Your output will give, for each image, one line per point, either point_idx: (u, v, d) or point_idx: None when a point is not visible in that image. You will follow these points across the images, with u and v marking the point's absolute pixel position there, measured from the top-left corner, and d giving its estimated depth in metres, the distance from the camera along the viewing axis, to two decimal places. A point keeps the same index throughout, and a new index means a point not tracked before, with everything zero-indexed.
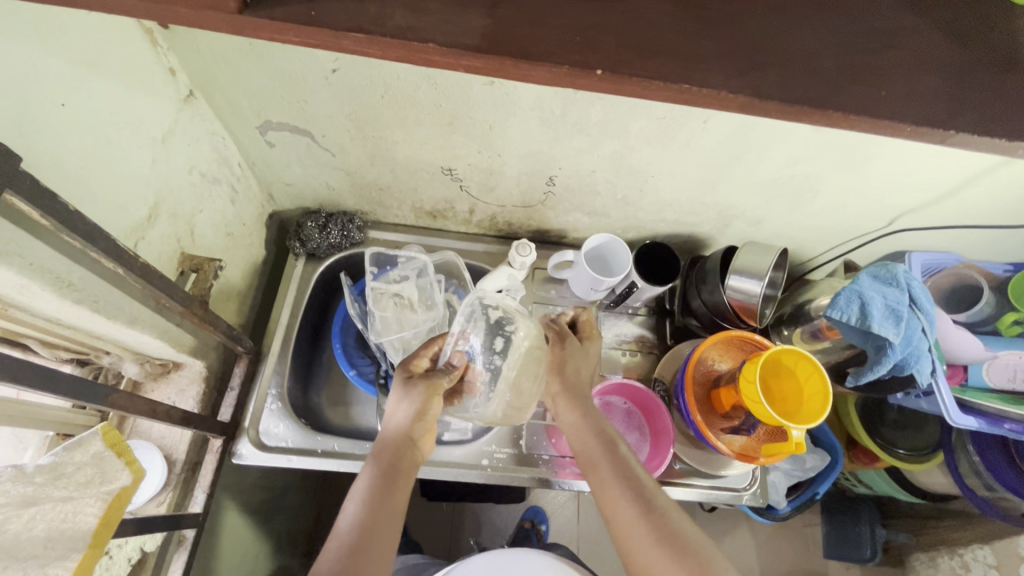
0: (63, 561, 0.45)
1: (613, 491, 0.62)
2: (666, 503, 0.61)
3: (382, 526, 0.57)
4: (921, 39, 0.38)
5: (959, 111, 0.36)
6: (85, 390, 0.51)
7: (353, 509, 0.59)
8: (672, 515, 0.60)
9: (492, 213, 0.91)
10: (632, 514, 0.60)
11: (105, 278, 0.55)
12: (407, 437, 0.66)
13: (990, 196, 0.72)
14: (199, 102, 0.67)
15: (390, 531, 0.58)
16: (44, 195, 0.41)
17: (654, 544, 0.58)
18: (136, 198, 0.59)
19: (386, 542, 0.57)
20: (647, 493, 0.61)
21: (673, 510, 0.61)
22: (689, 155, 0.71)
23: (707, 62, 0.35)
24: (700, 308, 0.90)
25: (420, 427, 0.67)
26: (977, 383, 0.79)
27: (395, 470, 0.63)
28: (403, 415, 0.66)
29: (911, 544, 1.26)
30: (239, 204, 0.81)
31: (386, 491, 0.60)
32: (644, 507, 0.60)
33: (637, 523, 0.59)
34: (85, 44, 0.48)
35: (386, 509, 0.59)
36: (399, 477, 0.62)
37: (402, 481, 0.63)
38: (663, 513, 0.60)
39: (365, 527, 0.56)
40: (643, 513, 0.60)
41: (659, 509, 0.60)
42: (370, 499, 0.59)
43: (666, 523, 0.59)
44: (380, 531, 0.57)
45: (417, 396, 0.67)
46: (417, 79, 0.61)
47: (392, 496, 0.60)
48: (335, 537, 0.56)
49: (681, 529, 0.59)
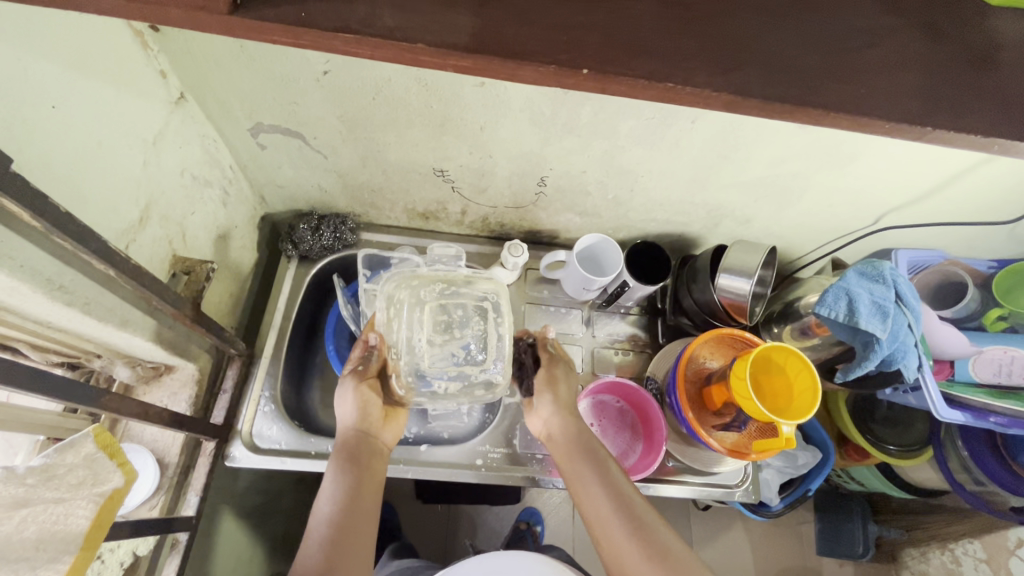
0: (54, 563, 0.44)
1: (584, 477, 0.66)
2: (630, 487, 0.65)
3: (356, 525, 0.59)
4: (899, 38, 0.39)
5: (936, 109, 0.37)
6: (75, 392, 0.51)
7: (327, 505, 0.61)
8: (636, 500, 0.63)
9: (485, 214, 0.91)
10: (600, 499, 0.63)
11: (95, 279, 0.55)
12: (362, 438, 0.68)
13: (973, 194, 0.73)
14: (190, 104, 0.67)
15: (367, 528, 0.60)
16: (34, 196, 0.41)
17: (619, 528, 0.61)
18: (127, 200, 0.59)
19: (361, 539, 0.59)
20: (614, 481, 0.64)
21: (634, 491, 0.64)
22: (678, 155, 0.71)
23: (690, 60, 0.36)
24: (691, 307, 0.91)
25: (369, 425, 0.70)
26: (964, 378, 0.80)
27: (360, 468, 0.65)
28: (350, 417, 0.69)
29: (903, 539, 1.28)
30: (231, 206, 0.81)
31: (356, 489, 0.62)
32: (610, 490, 0.63)
33: (604, 507, 0.63)
34: (75, 47, 0.49)
35: (359, 508, 0.61)
36: (367, 474, 0.65)
37: (370, 479, 0.65)
38: (626, 495, 0.63)
39: (340, 524, 0.58)
40: (610, 495, 0.63)
41: (621, 491, 0.64)
42: (344, 496, 0.61)
43: (628, 502, 0.62)
44: (353, 526, 0.59)
45: (363, 396, 0.70)
46: (408, 80, 0.61)
47: (364, 495, 0.62)
48: (311, 533, 0.58)
49: (642, 513, 0.62)
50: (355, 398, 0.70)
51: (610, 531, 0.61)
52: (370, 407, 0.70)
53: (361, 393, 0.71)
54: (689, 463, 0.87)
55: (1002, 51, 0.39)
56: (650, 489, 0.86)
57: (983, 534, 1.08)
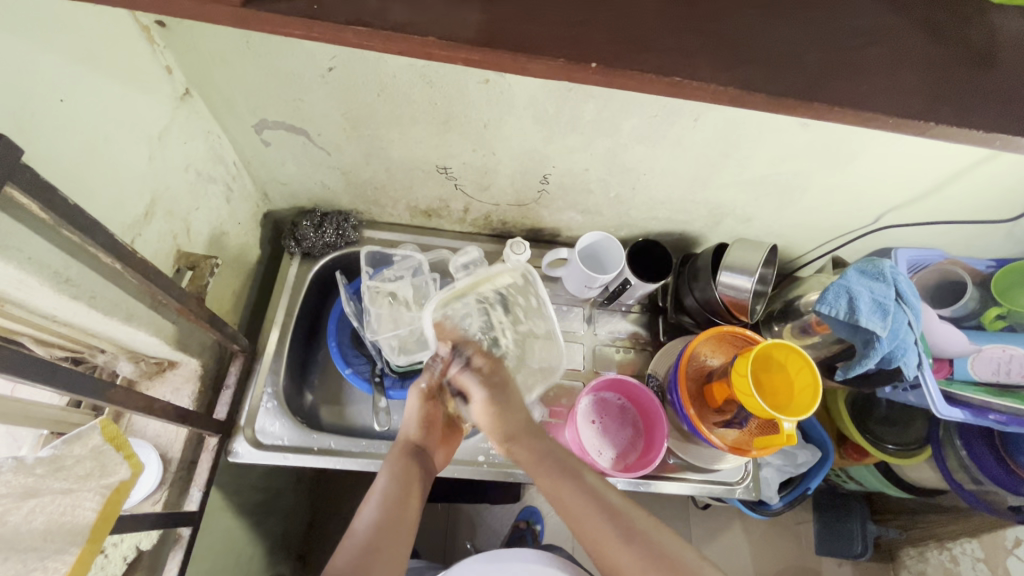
0: (62, 554, 0.45)
1: (576, 502, 0.62)
2: (632, 509, 0.62)
3: (395, 529, 0.58)
4: (901, 36, 0.39)
5: (938, 104, 0.37)
6: (81, 384, 0.51)
7: (372, 507, 0.60)
8: (639, 522, 0.61)
9: (487, 212, 0.92)
10: (599, 525, 0.60)
11: (102, 273, 0.55)
12: (415, 450, 0.69)
13: (973, 192, 0.74)
14: (195, 100, 0.67)
15: (403, 533, 0.58)
16: (44, 188, 0.41)
17: (625, 552, 0.59)
18: (133, 195, 0.59)
19: (400, 544, 0.57)
20: (604, 495, 0.63)
21: (635, 511, 0.62)
22: (680, 154, 0.72)
23: (696, 56, 0.37)
24: (693, 306, 0.92)
25: (425, 440, 0.71)
26: (963, 376, 0.81)
27: (411, 477, 0.64)
28: (414, 424, 0.71)
29: (903, 539, 1.28)
30: (234, 203, 0.81)
31: (402, 496, 0.62)
32: (609, 515, 0.61)
33: (604, 532, 0.60)
34: (83, 42, 0.49)
35: (403, 513, 0.60)
36: (416, 483, 0.64)
37: (417, 488, 0.64)
38: (626, 517, 0.61)
39: (381, 525, 0.58)
40: (610, 520, 0.61)
41: (621, 515, 0.61)
42: (389, 501, 0.60)
43: (631, 524, 0.60)
44: (395, 531, 0.58)
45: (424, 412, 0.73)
46: (412, 77, 0.62)
47: (409, 502, 0.62)
48: (352, 534, 0.57)
49: (639, 523, 0.61)
50: (420, 409, 0.72)
51: (618, 556, 0.59)
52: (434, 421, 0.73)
53: (427, 406, 0.73)
54: (691, 461, 0.88)
55: (1004, 48, 0.40)
56: (650, 487, 0.86)
57: (981, 533, 1.08)
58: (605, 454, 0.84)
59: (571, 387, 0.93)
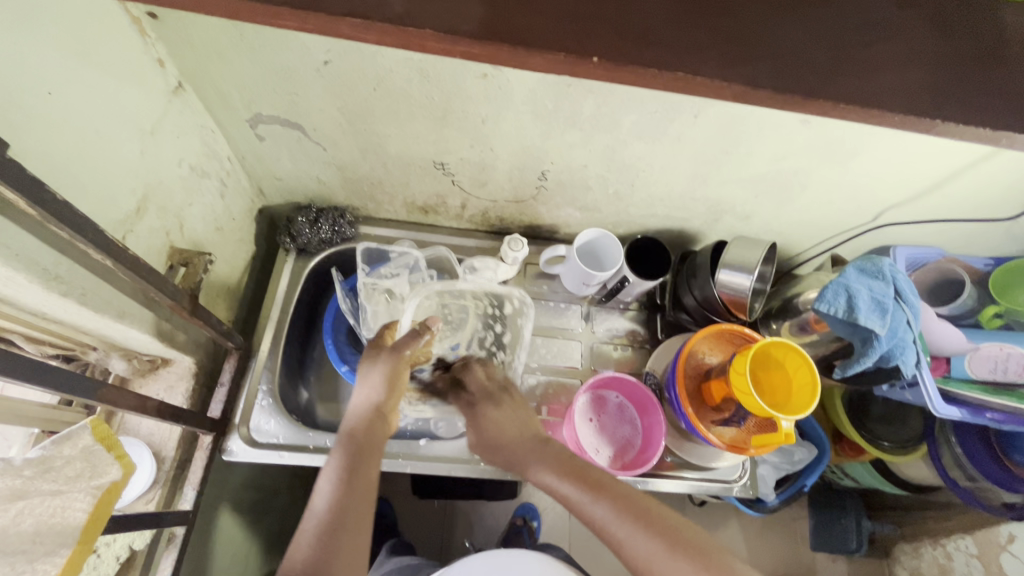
0: (52, 556, 0.44)
1: (582, 497, 0.63)
2: (640, 494, 0.63)
3: (355, 506, 0.57)
4: (909, 31, 0.39)
5: (944, 102, 0.37)
6: (72, 384, 0.50)
7: (328, 487, 0.59)
8: (648, 506, 0.61)
9: (485, 208, 0.91)
10: (608, 514, 0.61)
11: (93, 270, 0.54)
12: (375, 417, 0.67)
13: (973, 190, 0.73)
14: (188, 94, 0.66)
15: (363, 512, 0.57)
16: (28, 183, 0.40)
17: (636, 536, 0.59)
18: (124, 190, 0.58)
19: (362, 519, 0.57)
20: (609, 486, 0.63)
21: (643, 496, 0.63)
22: (681, 151, 0.71)
23: (701, 50, 0.36)
24: (691, 304, 0.91)
25: (387, 405, 0.68)
26: (960, 374, 0.81)
27: (368, 450, 0.63)
28: (373, 391, 0.68)
29: (896, 535, 1.29)
30: (228, 198, 0.80)
31: (357, 471, 0.61)
32: (617, 502, 0.61)
33: (613, 522, 0.60)
34: (73, 33, 0.48)
35: (360, 487, 0.59)
36: (371, 455, 0.63)
37: (375, 459, 0.63)
38: (633, 503, 0.61)
39: (338, 504, 0.57)
40: (616, 507, 0.61)
41: (628, 502, 0.62)
42: (344, 479, 0.59)
43: (638, 509, 0.61)
44: (355, 509, 0.57)
45: (387, 377, 0.68)
46: (410, 71, 0.61)
47: (365, 476, 0.61)
48: (311, 516, 0.57)
49: (653, 509, 0.61)
50: (383, 374, 0.68)
51: (628, 542, 0.59)
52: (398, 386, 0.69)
53: (397, 371, 0.69)
54: (688, 459, 0.88)
55: (1010, 45, 0.39)
56: (649, 485, 0.86)
57: (974, 530, 1.08)
58: (603, 453, 0.85)
59: (570, 385, 0.93)
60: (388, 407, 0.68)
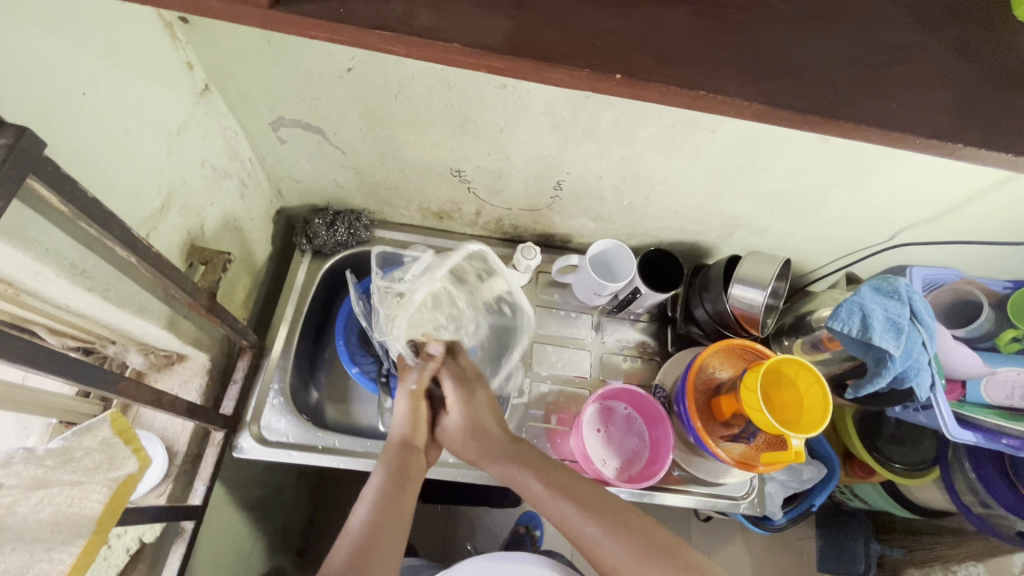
0: (67, 546, 0.45)
1: (551, 500, 0.63)
2: (611, 496, 0.63)
3: (392, 526, 0.58)
4: (931, 54, 0.39)
5: (966, 125, 0.37)
6: (92, 377, 0.51)
7: (365, 509, 0.60)
8: (618, 508, 0.62)
9: (499, 216, 0.91)
10: (579, 517, 0.61)
11: (117, 266, 0.55)
12: (408, 448, 0.69)
13: (993, 212, 0.73)
14: (214, 96, 0.68)
15: (398, 534, 0.58)
16: (63, 180, 0.41)
17: (606, 540, 0.59)
18: (150, 189, 0.60)
19: (395, 544, 0.57)
20: (582, 489, 0.64)
21: (613, 498, 0.63)
22: (697, 164, 0.71)
23: (724, 69, 0.36)
24: (703, 317, 0.91)
25: (418, 440, 0.71)
26: (975, 399, 0.80)
27: (402, 477, 0.64)
28: (406, 426, 0.71)
29: (906, 559, 1.23)
30: (248, 198, 0.82)
31: (395, 496, 0.62)
32: (588, 505, 0.62)
33: (583, 524, 0.61)
34: (109, 36, 0.49)
35: (396, 511, 0.60)
36: (408, 482, 0.64)
37: (410, 488, 0.64)
38: (604, 506, 0.62)
39: (375, 527, 0.57)
40: (585, 508, 0.61)
41: (601, 506, 0.62)
42: (381, 503, 0.60)
43: (607, 510, 0.61)
44: (389, 532, 0.57)
45: (413, 410, 0.73)
46: (431, 80, 0.62)
47: (401, 500, 0.62)
48: (346, 535, 0.57)
49: (624, 511, 0.62)
50: (409, 408, 0.73)
51: (599, 545, 0.60)
52: (422, 418, 0.73)
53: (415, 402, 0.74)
54: (697, 473, 0.86)
55: None
56: (655, 498, 0.86)
57: (988, 559, 1.04)
58: (609, 464, 0.84)
59: (578, 394, 0.93)
60: (421, 442, 0.71)
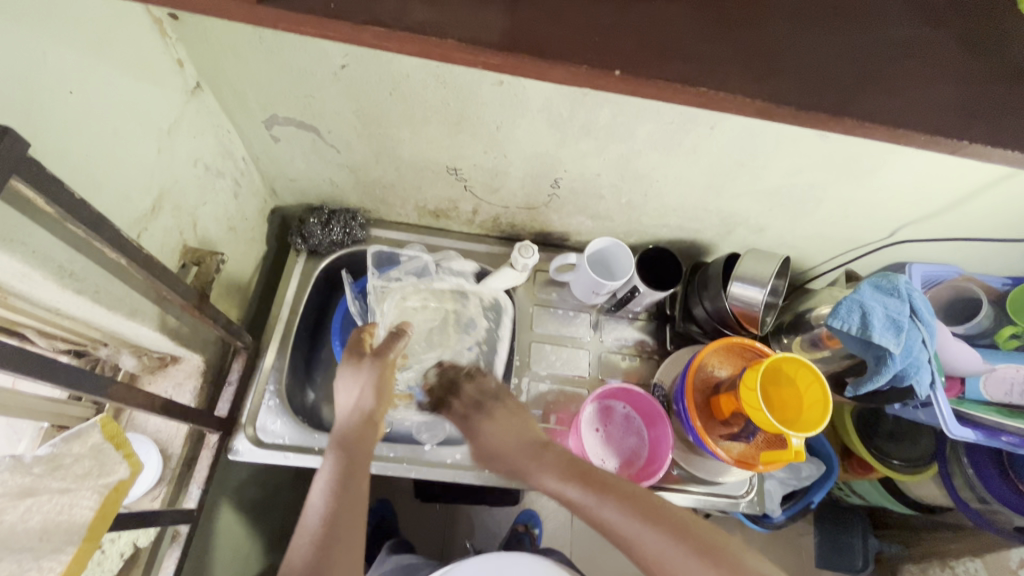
0: (57, 554, 0.44)
1: (589, 499, 0.62)
2: (647, 493, 0.62)
3: (349, 515, 0.57)
4: (935, 49, 0.38)
5: (970, 123, 0.36)
6: (82, 382, 0.50)
7: (320, 499, 0.59)
8: (657, 504, 0.61)
9: (496, 214, 0.91)
10: (619, 516, 0.60)
11: (108, 268, 0.54)
12: (365, 425, 0.67)
13: (993, 209, 0.72)
14: (206, 94, 0.66)
15: (357, 522, 0.58)
16: (48, 180, 0.40)
17: (648, 537, 0.58)
18: (140, 189, 0.59)
19: (354, 532, 0.57)
20: (620, 487, 0.62)
21: (651, 495, 0.62)
22: (695, 161, 0.71)
23: (725, 65, 0.36)
24: (702, 316, 0.90)
25: (375, 414, 0.68)
26: (975, 396, 0.79)
27: (357, 460, 0.62)
28: (359, 399, 0.68)
29: (904, 555, 1.25)
30: (242, 198, 0.80)
31: (349, 481, 0.60)
32: (625, 501, 0.60)
33: (624, 523, 0.59)
34: (97, 34, 0.48)
35: (351, 498, 0.59)
36: (362, 465, 0.63)
37: (364, 470, 0.62)
38: (642, 502, 0.60)
39: (331, 521, 0.56)
40: (626, 507, 0.60)
41: (640, 502, 0.61)
42: (335, 492, 0.59)
43: (648, 508, 0.60)
44: (346, 523, 0.57)
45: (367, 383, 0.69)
46: (426, 77, 0.61)
47: (357, 486, 0.60)
48: (304, 533, 0.56)
49: (664, 508, 0.60)
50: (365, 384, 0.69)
51: (642, 543, 0.58)
52: (383, 391, 0.69)
53: (378, 379, 0.70)
54: (695, 472, 0.86)
55: None
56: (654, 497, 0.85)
57: (986, 554, 1.04)
58: (608, 463, 0.84)
59: (576, 394, 0.92)
60: (374, 415, 0.68)
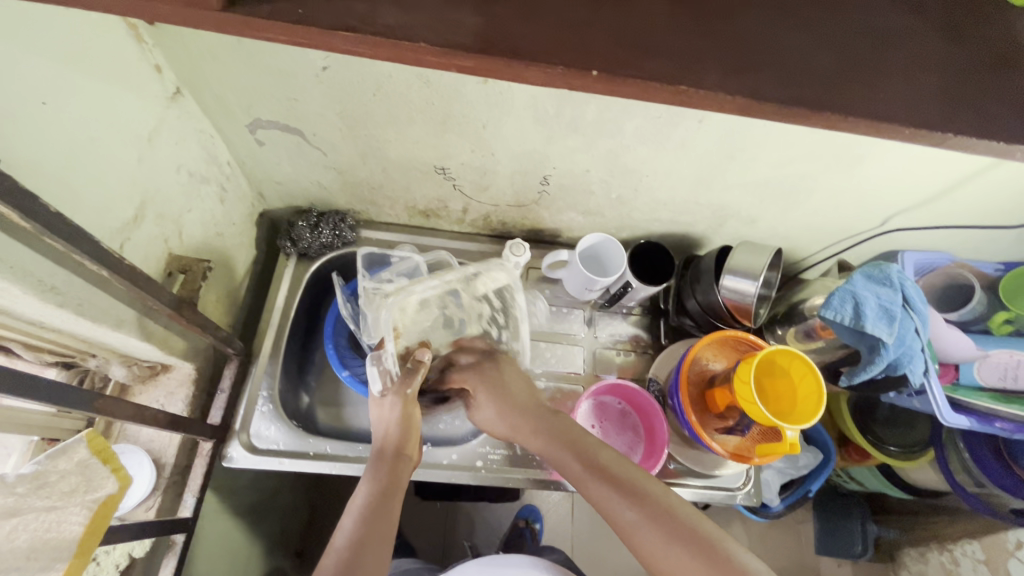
0: (47, 571, 0.44)
1: (591, 481, 0.63)
2: (647, 479, 0.62)
3: (376, 537, 0.59)
4: (918, 40, 0.38)
5: (956, 114, 0.36)
6: (68, 397, 0.50)
7: (350, 524, 0.60)
8: (657, 495, 0.60)
9: (486, 212, 0.90)
10: (619, 500, 0.60)
11: (89, 280, 0.54)
12: (398, 459, 0.67)
13: (985, 196, 0.72)
14: (187, 100, 0.65)
15: (382, 545, 0.59)
16: (21, 196, 0.39)
17: (645, 524, 0.58)
18: (122, 199, 0.58)
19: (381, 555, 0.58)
20: (620, 474, 0.62)
21: (650, 482, 0.62)
22: (683, 156, 0.70)
23: (704, 63, 0.35)
24: (695, 309, 0.90)
25: (404, 447, 0.68)
26: (969, 381, 0.79)
27: (391, 490, 0.64)
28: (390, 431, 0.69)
29: (902, 540, 1.27)
30: (228, 203, 0.80)
31: (381, 508, 0.62)
32: (624, 488, 0.61)
33: (622, 507, 0.60)
34: (71, 42, 0.48)
35: (381, 524, 0.60)
36: (395, 494, 0.64)
37: (397, 498, 0.64)
38: (641, 490, 0.61)
39: (358, 542, 0.57)
40: (625, 493, 0.60)
41: (637, 488, 0.61)
42: (366, 516, 0.60)
43: (646, 496, 0.60)
44: (371, 544, 0.58)
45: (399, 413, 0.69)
46: (409, 77, 0.60)
47: (388, 514, 0.62)
48: (331, 552, 0.57)
49: (663, 500, 0.60)
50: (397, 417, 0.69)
51: (638, 531, 0.58)
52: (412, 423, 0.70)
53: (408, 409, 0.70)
54: (692, 466, 0.87)
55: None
56: None
57: (982, 537, 1.05)
58: None
59: (571, 391, 0.92)
60: (407, 449, 0.69)
